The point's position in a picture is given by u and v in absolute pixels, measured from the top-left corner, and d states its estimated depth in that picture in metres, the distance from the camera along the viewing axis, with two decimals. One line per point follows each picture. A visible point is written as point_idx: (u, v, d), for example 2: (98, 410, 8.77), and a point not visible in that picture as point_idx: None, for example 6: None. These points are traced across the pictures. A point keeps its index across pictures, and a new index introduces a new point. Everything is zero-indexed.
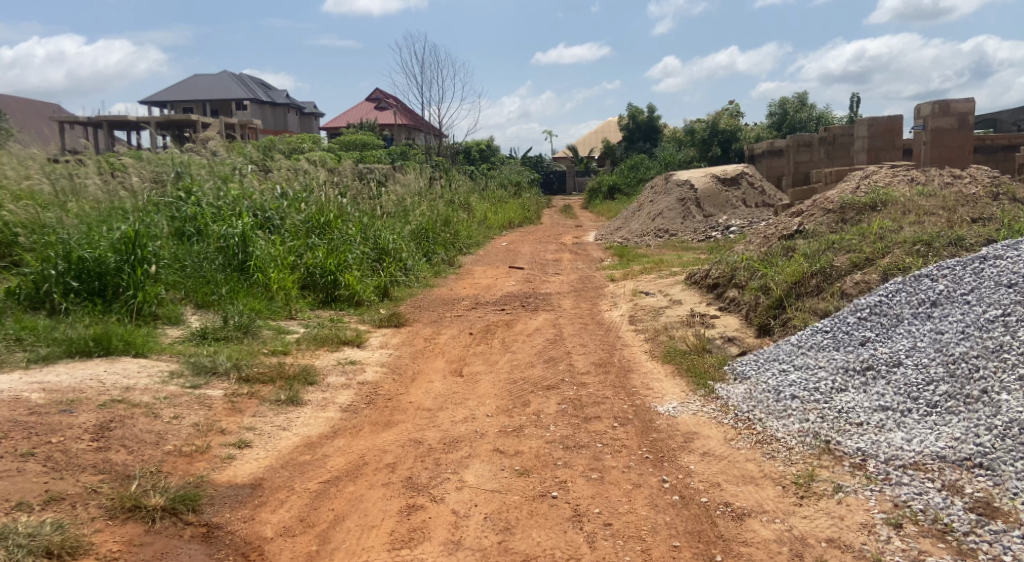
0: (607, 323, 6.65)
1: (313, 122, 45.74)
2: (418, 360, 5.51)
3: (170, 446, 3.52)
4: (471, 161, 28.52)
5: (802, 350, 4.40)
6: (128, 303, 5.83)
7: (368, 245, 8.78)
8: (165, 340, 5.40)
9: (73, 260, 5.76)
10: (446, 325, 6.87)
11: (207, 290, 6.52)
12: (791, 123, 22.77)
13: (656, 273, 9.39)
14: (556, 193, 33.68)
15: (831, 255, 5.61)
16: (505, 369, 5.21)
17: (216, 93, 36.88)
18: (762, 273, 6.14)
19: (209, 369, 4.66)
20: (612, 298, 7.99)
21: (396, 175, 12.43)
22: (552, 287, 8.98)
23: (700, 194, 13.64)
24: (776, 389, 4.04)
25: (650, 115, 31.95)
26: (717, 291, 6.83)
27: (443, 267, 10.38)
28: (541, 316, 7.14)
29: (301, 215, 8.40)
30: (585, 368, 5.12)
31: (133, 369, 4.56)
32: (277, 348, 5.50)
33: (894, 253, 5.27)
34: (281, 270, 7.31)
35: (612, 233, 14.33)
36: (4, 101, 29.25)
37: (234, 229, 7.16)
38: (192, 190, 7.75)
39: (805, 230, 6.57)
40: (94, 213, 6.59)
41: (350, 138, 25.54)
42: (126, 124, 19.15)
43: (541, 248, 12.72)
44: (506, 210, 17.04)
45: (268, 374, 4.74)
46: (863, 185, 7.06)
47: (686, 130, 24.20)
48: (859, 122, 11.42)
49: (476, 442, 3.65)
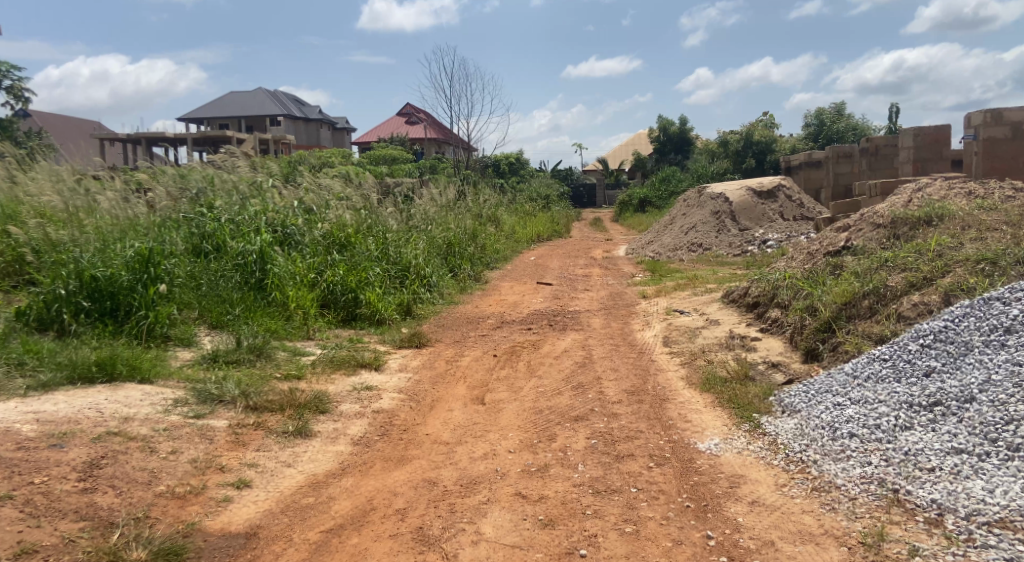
0: (640, 345, 6.27)
1: (345, 137, 45.97)
2: (438, 387, 5.18)
3: (162, 486, 3.23)
4: (500, 174, 28.26)
5: (858, 381, 4.00)
6: (139, 324, 5.59)
7: (391, 262, 8.50)
8: (174, 364, 5.14)
9: (85, 279, 5.55)
10: (471, 346, 6.55)
11: (222, 309, 6.26)
12: (829, 134, 22.19)
13: (691, 290, 8.98)
14: (585, 206, 33.27)
15: (885, 274, 5.20)
16: (530, 397, 4.84)
17: (250, 109, 37.22)
18: (808, 293, 5.73)
19: (215, 398, 4.38)
20: (644, 317, 7.60)
21: (424, 188, 12.19)
22: (581, 305, 8.60)
23: (735, 207, 13.16)
24: (831, 426, 3.65)
25: (682, 127, 31.48)
26: (757, 311, 6.42)
27: (469, 282, 10.07)
28: (570, 336, 6.78)
29: (321, 230, 8.13)
30: (617, 396, 4.74)
31: (135, 397, 4.29)
32: (291, 373, 5.20)
33: (956, 272, 4.84)
34: (300, 288, 7.03)
35: (643, 247, 13.90)
36: (44, 117, 29.78)
37: (252, 245, 6.92)
38: (212, 206, 7.56)
39: (853, 246, 6.16)
40: (110, 231, 6.40)
41: (381, 152, 25.45)
42: (163, 139, 19.22)
43: (571, 263, 12.35)
44: (534, 224, 16.71)
45: (277, 402, 4.44)
46: (916, 198, 6.61)
47: (719, 143, 23.72)
48: (905, 132, 10.93)
49: (495, 484, 3.30)
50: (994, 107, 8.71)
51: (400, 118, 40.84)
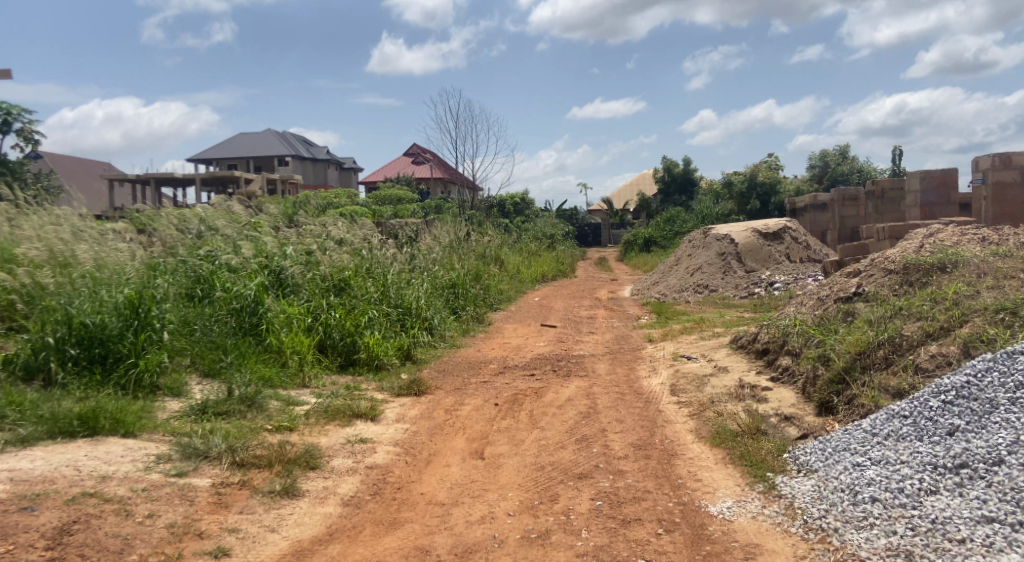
0: (646, 393, 6.05)
1: (352, 177, 46.26)
2: (436, 439, 4.96)
3: (135, 556, 3.04)
4: (506, 214, 28.23)
5: (877, 438, 3.81)
6: (127, 373, 5.39)
7: (392, 304, 8.33)
8: (161, 415, 4.93)
9: (74, 326, 5.39)
10: (471, 393, 6.34)
11: (214, 356, 6.06)
12: (833, 176, 22.19)
13: (698, 334, 8.77)
14: (590, 245, 33.17)
15: (900, 323, 5.01)
16: (531, 451, 4.61)
17: (258, 150, 37.52)
18: (819, 340, 5.54)
19: (199, 453, 4.17)
20: (651, 363, 7.38)
21: (427, 228, 12.07)
22: (586, 349, 8.38)
23: (741, 249, 13.01)
24: (851, 489, 3.47)
25: (686, 168, 31.59)
26: (767, 358, 6.21)
27: (472, 324, 9.88)
28: (574, 383, 6.56)
29: (320, 273, 7.97)
30: (623, 451, 4.51)
31: (116, 453, 4.09)
32: (282, 424, 4.99)
33: (974, 321, 4.65)
34: (296, 333, 6.82)
35: (648, 289, 13.73)
36: (54, 157, 30.03)
37: (247, 289, 6.75)
38: (209, 251, 7.41)
39: (864, 292, 5.99)
40: (103, 274, 6.25)
41: (387, 192, 25.47)
42: (171, 179, 19.27)
43: (575, 304, 12.17)
44: (539, 263, 16.58)
45: (265, 458, 4.23)
46: (928, 243, 6.43)
47: (724, 184, 23.72)
48: (911, 175, 10.84)
49: (493, 554, 3.09)
50: (1002, 151, 8.58)
51: (407, 158, 41.10)
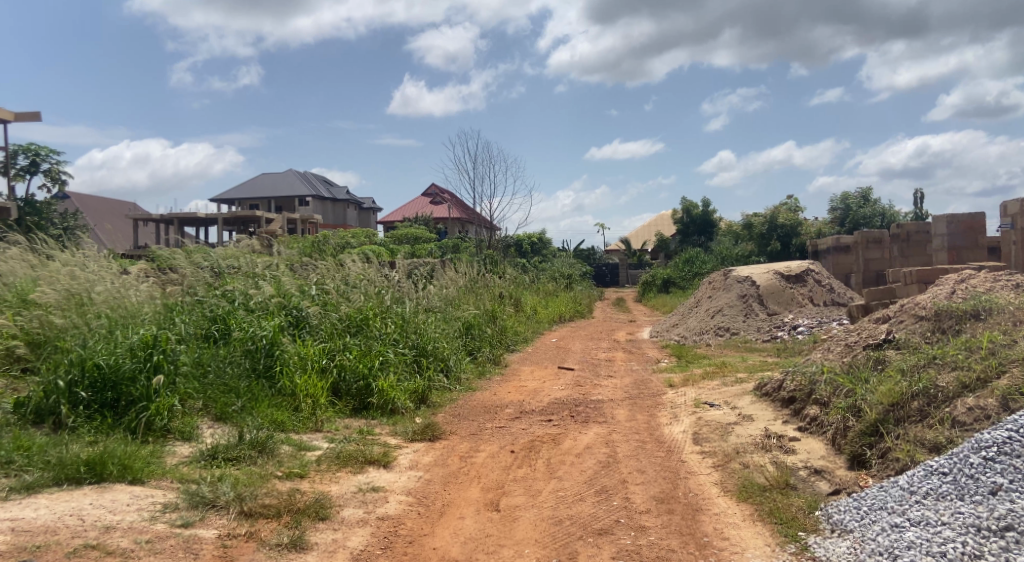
0: (668, 442, 5.86)
1: (371, 216, 46.59)
2: (451, 488, 4.80)
3: None
4: (523, 254, 28.16)
5: (916, 497, 3.65)
6: (138, 417, 5.29)
7: (408, 345, 8.22)
8: (170, 461, 4.81)
9: (87, 368, 5.32)
10: (487, 439, 6.18)
11: (227, 400, 5.95)
12: (855, 219, 22.01)
13: (720, 379, 8.55)
14: (608, 285, 32.95)
15: (934, 372, 4.84)
16: (548, 503, 4.43)
17: (280, 190, 37.96)
18: (848, 390, 5.36)
19: (207, 501, 4.04)
20: (672, 409, 7.17)
21: (445, 268, 12.00)
22: (604, 393, 8.19)
23: (762, 291, 12.81)
24: (890, 553, 3.35)
25: (706, 209, 31.53)
26: (793, 407, 6.02)
27: (488, 366, 9.73)
28: (593, 430, 6.38)
29: (337, 313, 7.88)
30: (645, 504, 4.33)
31: (123, 501, 3.98)
32: (293, 471, 4.86)
33: (1013, 372, 4.46)
34: (310, 375, 6.72)
35: (667, 331, 13.53)
36: (81, 196, 30.55)
37: (263, 331, 6.67)
38: (226, 290, 7.36)
39: (894, 339, 5.82)
40: (117, 315, 6.19)
41: (405, 232, 25.54)
42: (194, 219, 19.49)
43: (593, 346, 11.99)
44: (557, 304, 16.43)
45: (274, 507, 4.10)
46: (960, 289, 6.25)
47: (743, 225, 23.57)
48: (937, 219, 10.68)
49: None
50: None
51: (426, 199, 41.41)
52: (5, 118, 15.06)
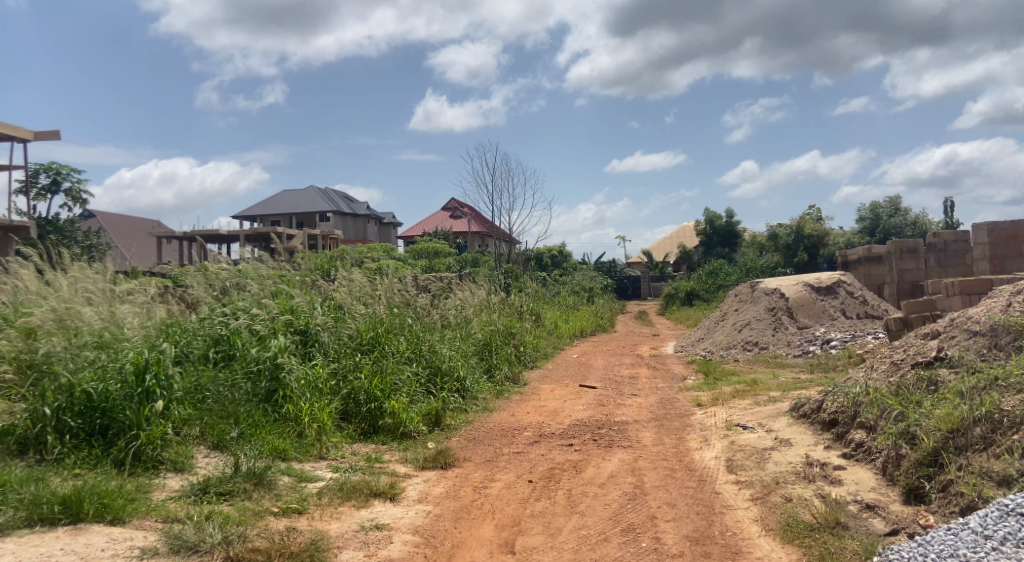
0: (699, 469, 5.39)
1: (391, 231, 46.44)
2: (462, 525, 4.37)
3: None
4: (544, 268, 27.75)
5: (991, 543, 3.24)
6: (127, 447, 4.94)
7: (422, 365, 7.82)
8: (158, 496, 4.44)
9: (76, 394, 4.98)
10: (503, 466, 5.73)
11: (226, 425, 5.56)
12: (885, 228, 21.39)
13: (752, 398, 8.02)
14: (630, 298, 32.42)
15: (997, 395, 4.33)
16: (569, 545, 3.98)
17: (301, 207, 37.93)
18: (898, 413, 4.86)
19: (190, 545, 3.66)
20: (701, 432, 6.68)
21: (464, 282, 11.59)
22: (628, 414, 7.71)
23: (792, 303, 12.25)
24: None
25: (729, 221, 30.95)
26: (835, 430, 5.51)
27: (506, 385, 9.29)
28: (618, 456, 5.91)
29: (349, 330, 7.48)
30: (677, 547, 3.88)
31: (98, 546, 3.60)
32: (290, 506, 4.45)
33: None
34: (317, 400, 6.31)
35: (693, 346, 12.99)
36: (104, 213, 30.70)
37: (267, 351, 6.28)
38: (232, 308, 7.00)
39: (946, 356, 5.30)
40: (111, 335, 5.84)
41: (424, 246, 25.19)
42: (214, 235, 19.35)
43: (616, 362, 11.48)
44: (578, 318, 15.96)
45: (264, 551, 3.72)
46: (1016, 302, 5.73)
47: (768, 236, 22.97)
48: (978, 227, 10.13)
49: None
50: None
51: (446, 214, 41.20)
52: (26, 137, 15.00)
